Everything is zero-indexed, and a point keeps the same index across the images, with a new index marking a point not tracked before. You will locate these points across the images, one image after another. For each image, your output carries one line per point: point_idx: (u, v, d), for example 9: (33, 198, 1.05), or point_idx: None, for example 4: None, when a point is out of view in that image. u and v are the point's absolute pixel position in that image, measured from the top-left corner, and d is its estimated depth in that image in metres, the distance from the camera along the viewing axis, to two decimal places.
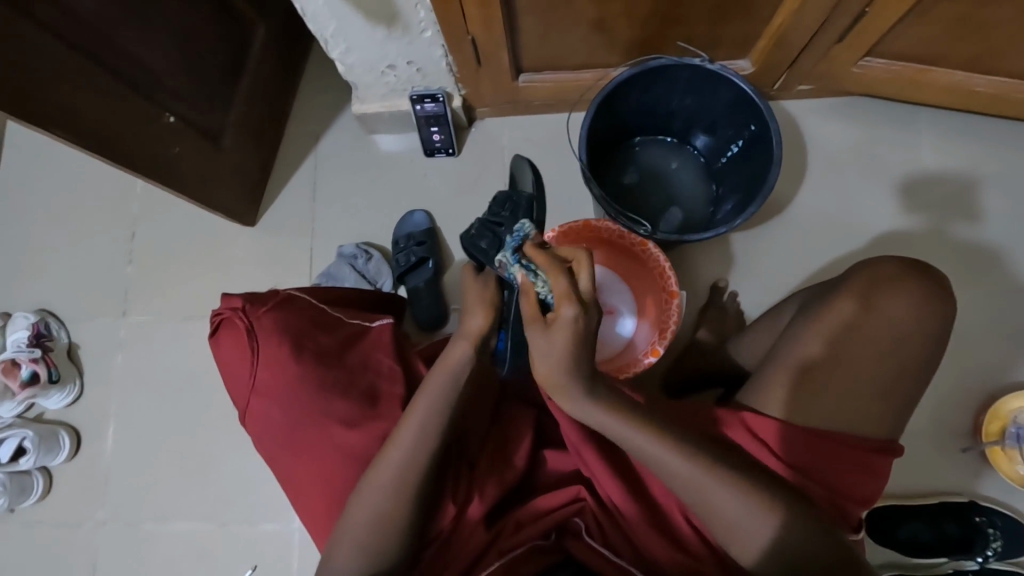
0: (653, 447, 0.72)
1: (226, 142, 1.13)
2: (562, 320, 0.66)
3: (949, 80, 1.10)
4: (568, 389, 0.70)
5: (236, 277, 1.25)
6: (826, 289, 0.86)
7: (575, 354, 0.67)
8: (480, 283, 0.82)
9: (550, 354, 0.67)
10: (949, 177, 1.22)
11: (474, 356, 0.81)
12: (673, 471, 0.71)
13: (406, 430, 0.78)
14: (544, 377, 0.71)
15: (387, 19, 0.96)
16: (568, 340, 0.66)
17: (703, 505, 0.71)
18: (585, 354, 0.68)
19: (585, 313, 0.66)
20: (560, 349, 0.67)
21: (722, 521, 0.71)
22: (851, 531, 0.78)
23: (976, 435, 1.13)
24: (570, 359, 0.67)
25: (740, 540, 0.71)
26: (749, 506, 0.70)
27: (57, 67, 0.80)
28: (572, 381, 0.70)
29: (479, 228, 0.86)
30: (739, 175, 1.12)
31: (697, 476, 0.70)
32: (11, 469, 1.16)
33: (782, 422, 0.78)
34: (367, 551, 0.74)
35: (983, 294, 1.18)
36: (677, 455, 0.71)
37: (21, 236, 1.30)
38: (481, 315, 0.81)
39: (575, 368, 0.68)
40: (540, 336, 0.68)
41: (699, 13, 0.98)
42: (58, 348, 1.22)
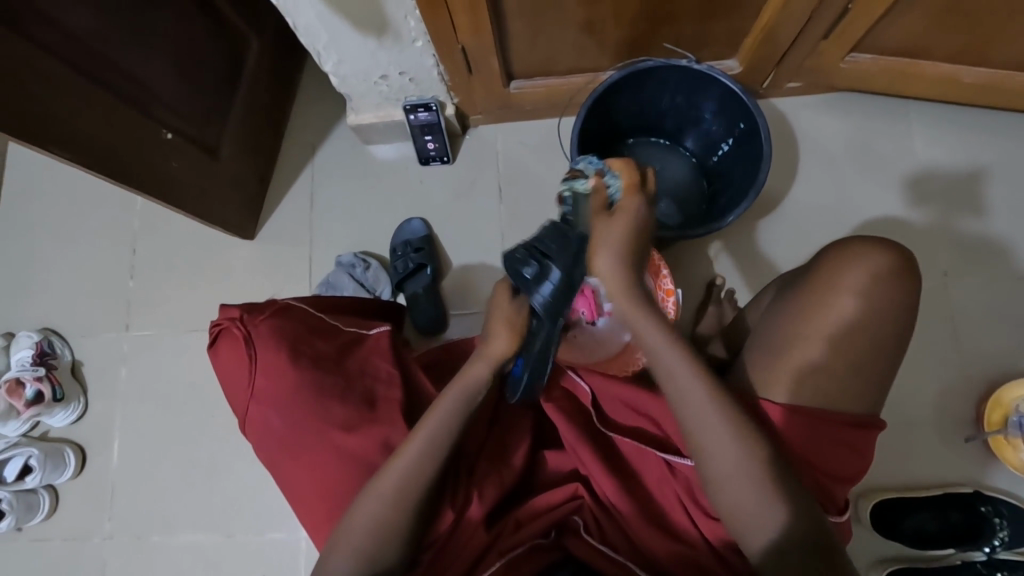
0: (682, 374, 0.76)
1: (224, 157, 1.15)
2: (630, 207, 0.77)
3: (936, 72, 1.11)
4: (621, 287, 0.77)
5: (236, 290, 1.26)
6: (800, 275, 0.88)
7: (631, 242, 0.77)
8: (512, 303, 0.82)
9: (610, 236, 0.77)
10: (940, 167, 1.23)
11: (490, 377, 0.83)
12: (691, 398, 0.75)
13: (412, 443, 0.78)
14: (597, 273, 0.78)
15: (378, 30, 0.98)
16: (629, 225, 0.76)
17: (703, 444, 0.74)
18: (636, 251, 0.78)
19: (644, 205, 0.77)
20: (616, 236, 0.77)
21: (721, 464, 0.73)
22: (836, 513, 0.80)
23: (978, 423, 1.13)
24: (626, 248, 0.76)
25: (733, 488, 0.72)
26: (744, 462, 0.72)
27: (55, 87, 0.82)
28: (626, 292, 0.78)
29: (524, 250, 0.78)
30: (732, 173, 1.14)
31: (709, 408, 0.74)
32: (17, 487, 1.16)
33: (785, 408, 0.78)
34: (363, 554, 0.74)
35: (979, 282, 1.18)
36: (701, 387, 0.75)
37: (23, 256, 1.31)
38: (505, 339, 0.82)
39: (631, 262, 0.77)
40: (602, 223, 0.77)
41: (686, 12, 0.99)
42: (62, 366, 1.23)
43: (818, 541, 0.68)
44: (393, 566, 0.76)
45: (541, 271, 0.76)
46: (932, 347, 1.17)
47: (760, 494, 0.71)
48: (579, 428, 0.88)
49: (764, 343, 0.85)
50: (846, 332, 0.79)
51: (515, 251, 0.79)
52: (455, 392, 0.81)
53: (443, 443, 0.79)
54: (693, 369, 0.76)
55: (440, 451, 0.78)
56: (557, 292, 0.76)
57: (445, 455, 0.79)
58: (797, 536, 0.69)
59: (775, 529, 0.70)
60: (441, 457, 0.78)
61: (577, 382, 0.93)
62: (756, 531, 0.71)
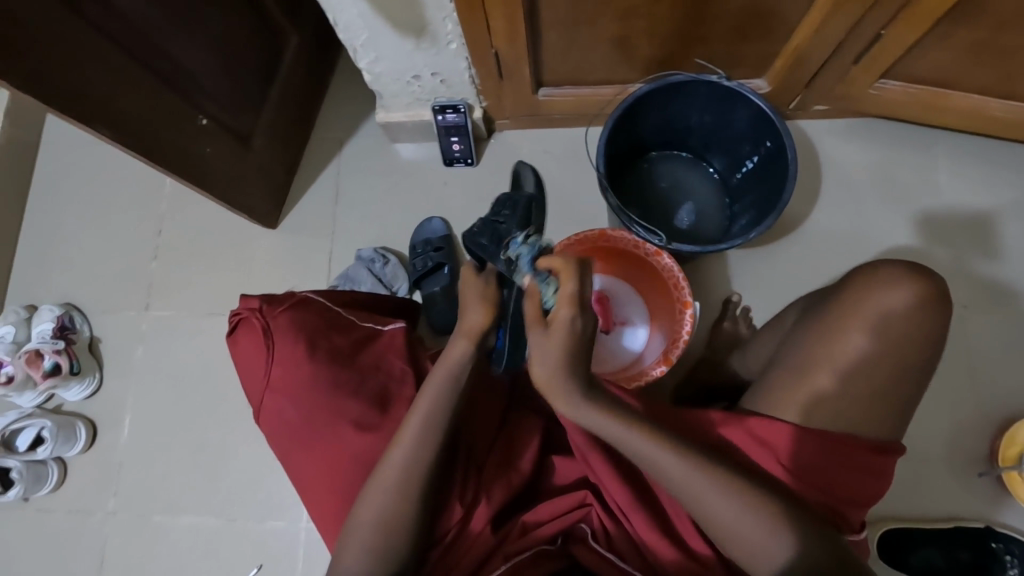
0: (648, 448, 0.72)
1: (255, 145, 1.17)
2: (564, 322, 0.66)
3: (966, 104, 1.11)
4: (564, 391, 0.70)
5: (255, 277, 1.28)
6: (826, 295, 0.88)
7: (568, 360, 0.67)
8: (481, 280, 0.79)
9: (546, 356, 0.67)
10: (964, 199, 1.22)
11: (474, 355, 0.78)
12: (671, 475, 0.72)
13: (410, 431, 0.78)
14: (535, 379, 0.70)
15: (416, 31, 0.99)
16: (566, 342, 0.67)
17: (699, 504, 0.72)
18: (578, 360, 0.68)
19: (582, 319, 0.67)
20: (557, 351, 0.67)
21: (718, 523, 0.72)
22: (851, 532, 0.79)
23: (993, 459, 1.11)
24: (563, 364, 0.67)
25: (735, 538, 0.72)
26: (743, 508, 0.71)
27: (102, 65, 0.84)
28: (568, 387, 0.69)
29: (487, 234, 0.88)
30: (756, 192, 1.14)
31: (689, 475, 0.72)
32: (29, 457, 1.18)
33: (797, 429, 0.78)
34: (372, 557, 0.75)
35: (998, 316, 1.17)
36: (670, 456, 0.72)
37: (51, 232, 1.34)
38: (480, 313, 0.77)
39: (571, 372, 0.68)
40: (537, 337, 0.68)
41: (720, 32, 1.00)
42: (81, 341, 1.25)
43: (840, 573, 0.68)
44: (401, 564, 0.76)
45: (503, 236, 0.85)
46: (947, 378, 1.16)
47: (767, 526, 0.70)
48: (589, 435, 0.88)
49: (783, 364, 0.84)
50: (866, 364, 0.79)
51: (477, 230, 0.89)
52: (435, 382, 0.79)
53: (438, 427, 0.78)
54: (650, 439, 0.73)
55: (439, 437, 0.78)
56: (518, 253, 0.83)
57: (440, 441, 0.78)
58: (812, 562, 0.68)
59: (784, 548, 0.70)
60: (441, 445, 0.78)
61: None
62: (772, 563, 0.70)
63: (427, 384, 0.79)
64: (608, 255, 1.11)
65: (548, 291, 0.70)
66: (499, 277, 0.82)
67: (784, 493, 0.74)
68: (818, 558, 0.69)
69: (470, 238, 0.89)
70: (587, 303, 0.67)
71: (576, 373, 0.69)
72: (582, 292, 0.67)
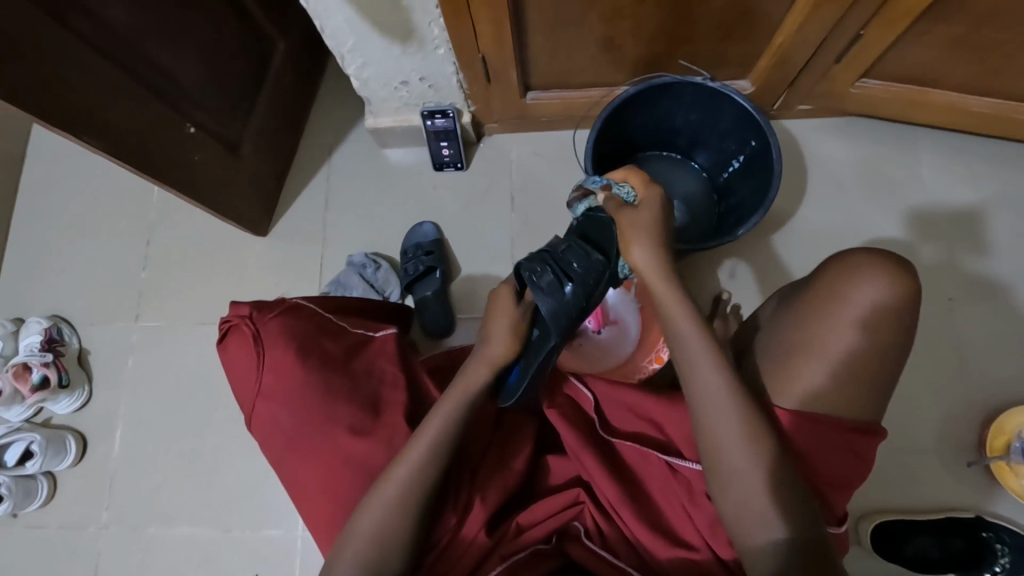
0: (701, 357, 0.77)
1: (244, 152, 1.16)
2: (651, 200, 0.80)
3: (945, 101, 1.13)
4: (655, 266, 0.79)
5: (245, 285, 1.27)
6: (801, 287, 0.88)
7: (660, 233, 0.79)
8: (514, 313, 0.84)
9: (637, 223, 0.79)
10: (945, 194, 1.24)
11: (491, 380, 0.84)
12: (701, 378, 0.76)
13: (413, 453, 0.78)
14: (631, 261, 0.80)
15: (404, 36, 1.00)
16: (655, 216, 0.80)
17: (712, 420, 0.74)
18: (666, 240, 0.80)
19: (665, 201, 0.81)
20: (647, 218, 0.79)
21: (720, 454, 0.74)
22: (835, 523, 0.80)
23: (981, 449, 1.12)
24: (658, 236, 0.79)
25: (727, 479, 0.73)
26: (750, 458, 0.72)
27: (88, 74, 0.84)
28: (662, 269, 0.79)
29: (544, 262, 0.81)
30: (743, 190, 1.16)
31: (719, 387, 0.75)
32: (18, 472, 1.16)
33: (789, 411, 0.79)
34: (367, 565, 0.74)
35: (983, 308, 1.20)
36: (719, 369, 0.76)
37: (36, 243, 1.33)
38: (505, 345, 0.83)
39: (664, 248, 0.79)
40: (630, 214, 0.80)
41: (703, 33, 1.02)
42: (70, 353, 1.24)
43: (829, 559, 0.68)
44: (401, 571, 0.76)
45: (561, 287, 0.79)
46: (934, 370, 1.18)
47: (760, 492, 0.72)
48: (581, 432, 0.88)
49: (768, 353, 0.85)
50: (857, 354, 0.80)
51: (534, 260, 0.82)
52: (438, 417, 0.80)
53: (441, 447, 0.79)
54: (709, 352, 0.76)
55: (443, 455, 0.79)
56: (568, 310, 0.79)
57: (445, 460, 0.79)
58: (801, 538, 0.70)
59: (777, 530, 0.70)
60: (444, 461, 0.79)
61: (580, 390, 0.92)
62: (761, 535, 0.71)
63: (434, 415, 0.80)
64: None
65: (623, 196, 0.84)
66: (533, 311, 0.85)
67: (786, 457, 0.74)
68: (806, 538, 0.70)
69: (526, 268, 0.82)
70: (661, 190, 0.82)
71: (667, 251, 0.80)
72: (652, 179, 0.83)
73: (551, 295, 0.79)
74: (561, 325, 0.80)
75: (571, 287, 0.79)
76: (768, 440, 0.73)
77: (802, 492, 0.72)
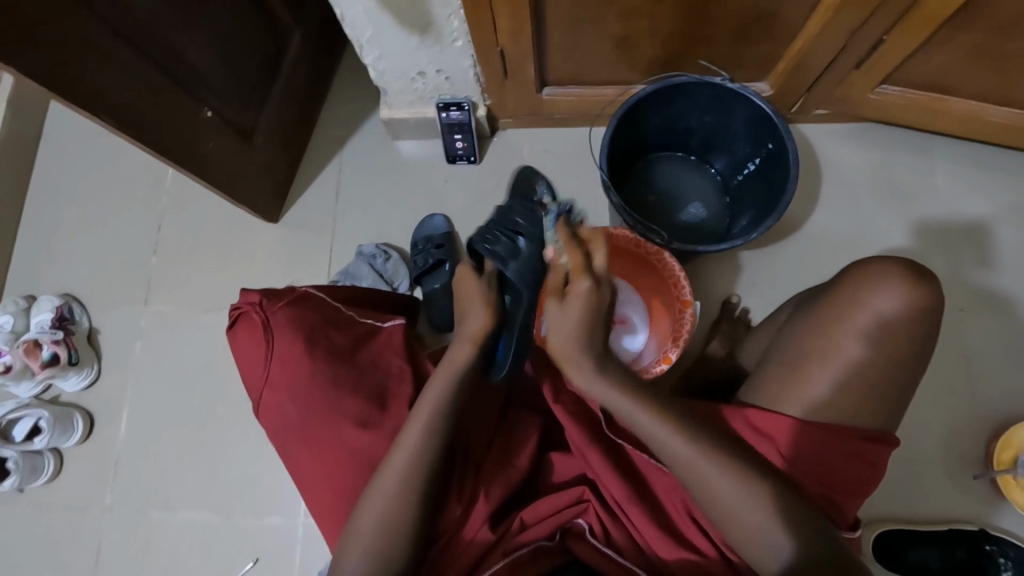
0: (660, 428, 0.74)
1: (257, 139, 1.17)
2: (579, 292, 0.71)
3: (964, 109, 1.12)
4: (578, 364, 0.73)
5: (255, 271, 1.28)
6: (819, 292, 0.89)
7: (586, 330, 0.72)
8: (480, 283, 0.83)
9: (563, 326, 0.72)
10: (960, 204, 1.23)
11: (476, 355, 0.82)
12: (674, 455, 0.74)
13: (408, 435, 0.79)
14: (552, 350, 0.74)
15: (422, 28, 1.00)
16: (583, 313, 0.71)
17: (701, 485, 0.74)
18: (594, 333, 0.72)
19: (599, 288, 0.72)
20: (572, 320, 0.71)
21: (721, 507, 0.73)
22: (848, 529, 0.79)
23: (987, 462, 1.11)
24: (582, 333, 0.72)
25: (739, 526, 0.72)
26: (746, 494, 0.72)
27: (108, 57, 0.85)
28: (583, 359, 0.73)
29: (494, 231, 0.87)
30: (756, 194, 1.15)
31: (692, 458, 0.73)
32: (25, 448, 1.17)
33: (798, 421, 0.78)
34: (375, 557, 0.75)
35: (994, 321, 1.19)
36: (680, 438, 0.74)
37: (50, 223, 1.34)
38: (482, 315, 0.81)
39: (586, 345, 0.72)
40: (555, 306, 0.73)
41: (721, 34, 1.01)
42: (80, 332, 1.25)
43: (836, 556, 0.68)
44: (405, 564, 0.76)
45: (516, 243, 0.85)
46: (943, 382, 1.17)
47: (767, 516, 0.71)
48: (585, 429, 0.88)
49: (779, 361, 0.86)
50: (865, 367, 0.79)
51: (486, 230, 0.87)
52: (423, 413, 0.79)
53: (440, 432, 0.79)
54: (668, 429, 0.74)
55: (439, 439, 0.79)
56: (531, 262, 0.85)
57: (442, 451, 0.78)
58: (813, 549, 0.69)
59: (788, 542, 0.70)
60: (441, 449, 0.79)
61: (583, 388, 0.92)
62: (771, 556, 0.71)
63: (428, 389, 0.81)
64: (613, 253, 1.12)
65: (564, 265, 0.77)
66: (499, 279, 0.85)
67: (784, 480, 0.74)
68: (819, 545, 0.69)
69: (476, 242, 0.87)
70: (598, 273, 0.73)
71: (590, 344, 0.72)
72: (587, 262, 0.73)
73: (511, 254, 0.84)
74: (525, 277, 0.85)
75: (524, 241, 0.86)
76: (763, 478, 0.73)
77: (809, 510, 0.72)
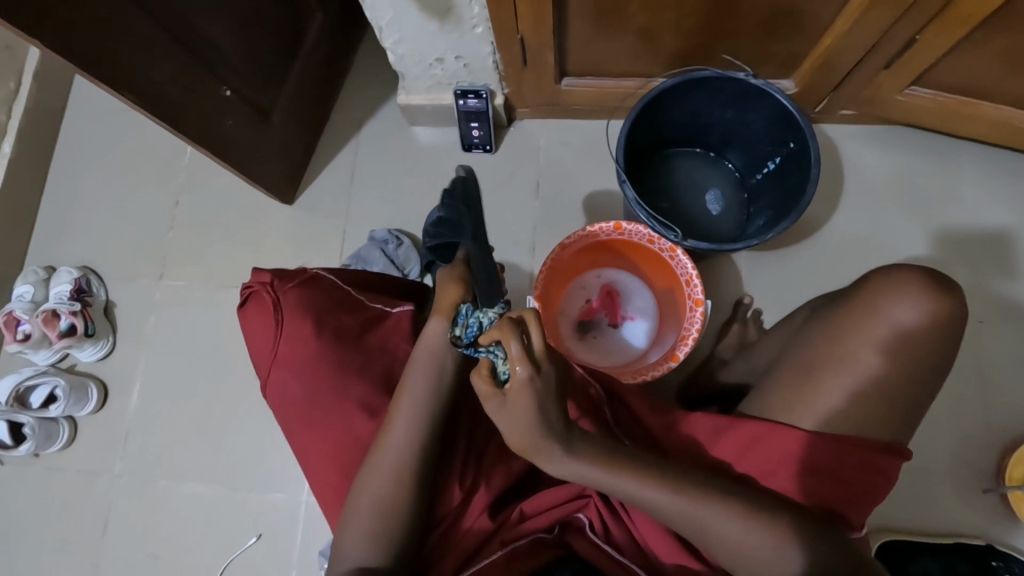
0: (642, 489, 0.73)
1: (276, 119, 1.17)
2: (521, 394, 0.66)
3: (997, 115, 1.09)
4: (544, 447, 0.71)
5: (269, 251, 1.29)
6: (834, 299, 0.87)
7: (540, 416, 0.68)
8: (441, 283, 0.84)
9: (517, 420, 0.68)
10: (987, 212, 1.20)
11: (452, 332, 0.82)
12: (664, 508, 0.73)
13: (403, 413, 0.80)
14: (510, 439, 0.71)
15: (442, 14, 0.99)
16: (530, 406, 0.67)
17: (697, 528, 0.73)
18: (551, 413, 0.69)
19: (540, 372, 0.66)
20: (524, 413, 0.68)
21: (723, 546, 0.72)
22: (855, 530, 0.78)
23: (998, 477, 1.09)
24: (538, 417, 0.68)
25: (746, 559, 0.72)
26: (745, 525, 0.71)
27: (131, 32, 0.85)
28: (547, 445, 0.70)
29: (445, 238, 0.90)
30: (775, 193, 1.13)
31: (681, 506, 0.72)
32: (41, 414, 1.20)
33: (811, 433, 0.77)
34: (375, 540, 0.75)
35: (1014, 332, 1.16)
36: (662, 491, 0.73)
37: (73, 195, 1.36)
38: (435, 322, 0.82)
39: (545, 428, 0.69)
40: (501, 405, 0.68)
41: (748, 28, 0.99)
42: (96, 304, 1.27)
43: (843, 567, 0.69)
44: (404, 549, 0.77)
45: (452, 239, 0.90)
46: (958, 393, 1.14)
47: (770, 538, 0.71)
48: None
49: (788, 368, 0.85)
50: (875, 379, 0.78)
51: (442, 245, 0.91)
52: (416, 385, 0.81)
53: (428, 411, 0.80)
54: (649, 480, 0.73)
55: (431, 416, 0.80)
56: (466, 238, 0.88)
57: (438, 434, 0.80)
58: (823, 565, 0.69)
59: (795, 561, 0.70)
60: (433, 426, 0.80)
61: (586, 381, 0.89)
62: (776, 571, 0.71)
63: (416, 365, 0.82)
64: (624, 249, 1.13)
65: (498, 359, 0.69)
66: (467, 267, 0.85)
67: (788, 506, 0.74)
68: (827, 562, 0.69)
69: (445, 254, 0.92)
70: (539, 358, 0.67)
71: (547, 431, 0.69)
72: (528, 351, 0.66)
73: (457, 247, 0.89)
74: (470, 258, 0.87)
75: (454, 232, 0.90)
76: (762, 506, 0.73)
77: (813, 527, 0.73)
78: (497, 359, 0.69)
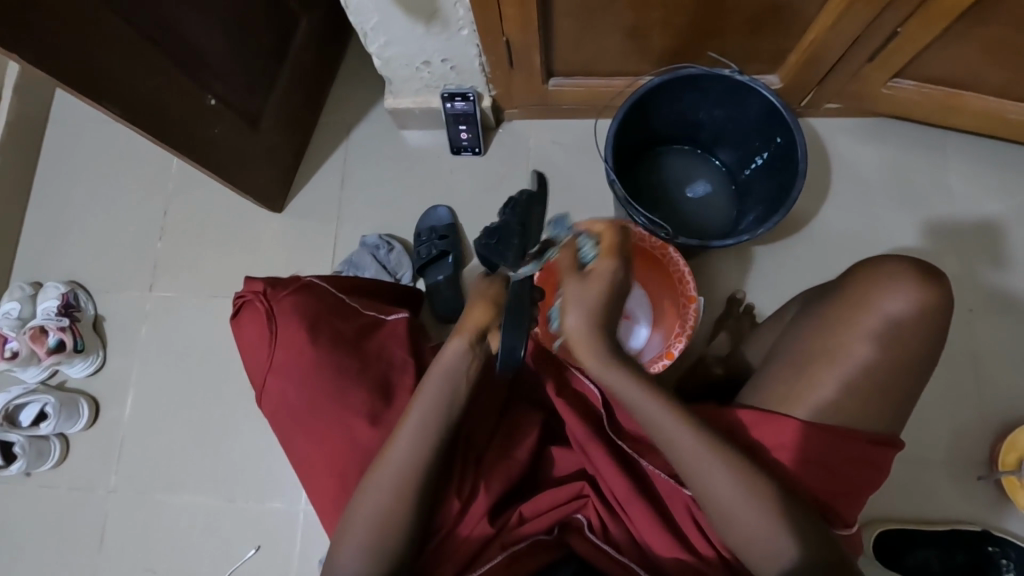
0: (668, 421, 0.74)
1: (262, 126, 1.16)
2: (603, 271, 0.75)
3: (981, 106, 1.10)
4: (591, 343, 0.74)
5: (260, 259, 1.28)
6: (827, 290, 0.88)
7: (602, 307, 0.74)
8: (486, 281, 0.81)
9: (584, 301, 0.74)
10: (973, 201, 1.21)
11: (468, 352, 0.79)
12: (680, 448, 0.74)
13: (407, 431, 0.78)
14: (564, 329, 0.75)
15: (428, 16, 0.99)
16: (603, 288, 0.74)
17: (700, 480, 0.73)
18: (609, 315, 0.75)
19: (622, 268, 0.75)
20: (592, 297, 0.74)
21: (720, 505, 0.73)
22: (845, 527, 0.79)
23: (992, 464, 1.10)
24: (598, 309, 0.74)
25: (737, 527, 0.72)
26: (744, 493, 0.72)
27: (113, 42, 0.84)
28: (596, 344, 0.74)
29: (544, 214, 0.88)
30: (763, 189, 1.14)
31: (698, 450, 0.73)
32: (31, 432, 1.19)
33: (801, 421, 0.78)
34: (369, 554, 0.74)
35: (1003, 319, 1.17)
36: (684, 428, 0.74)
37: (57, 208, 1.35)
38: (461, 342, 0.79)
39: (600, 328, 0.74)
40: (575, 283, 0.75)
41: (734, 25, 0.99)
42: (85, 319, 1.26)
43: (833, 564, 0.69)
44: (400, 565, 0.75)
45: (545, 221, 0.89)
46: (950, 381, 1.16)
47: (767, 514, 0.71)
48: (590, 427, 0.87)
49: (782, 361, 0.85)
50: (867, 370, 0.79)
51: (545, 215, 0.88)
52: (433, 381, 0.79)
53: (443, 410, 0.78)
54: (679, 420, 0.74)
55: (439, 426, 0.78)
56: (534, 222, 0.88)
57: (439, 445, 0.78)
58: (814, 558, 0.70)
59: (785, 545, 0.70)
60: (445, 425, 0.78)
61: (585, 385, 0.91)
62: (772, 560, 0.71)
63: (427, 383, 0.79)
64: None
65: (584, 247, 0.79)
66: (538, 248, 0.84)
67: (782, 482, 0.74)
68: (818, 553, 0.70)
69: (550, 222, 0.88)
70: (624, 258, 0.77)
71: (601, 330, 0.74)
72: (620, 244, 0.78)
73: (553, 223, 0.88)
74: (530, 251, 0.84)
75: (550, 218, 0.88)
76: (763, 481, 0.72)
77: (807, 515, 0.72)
78: (584, 247, 0.79)
